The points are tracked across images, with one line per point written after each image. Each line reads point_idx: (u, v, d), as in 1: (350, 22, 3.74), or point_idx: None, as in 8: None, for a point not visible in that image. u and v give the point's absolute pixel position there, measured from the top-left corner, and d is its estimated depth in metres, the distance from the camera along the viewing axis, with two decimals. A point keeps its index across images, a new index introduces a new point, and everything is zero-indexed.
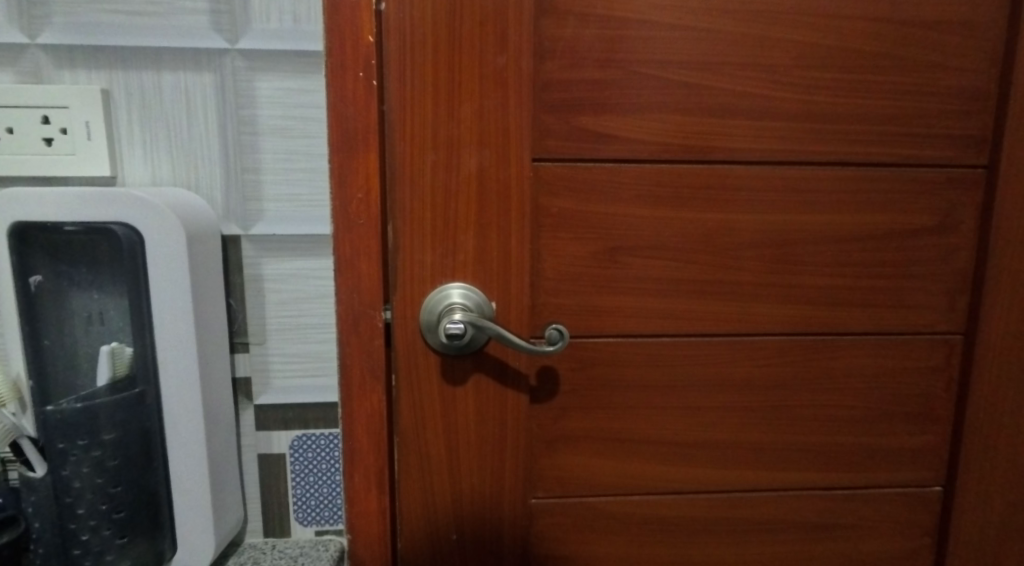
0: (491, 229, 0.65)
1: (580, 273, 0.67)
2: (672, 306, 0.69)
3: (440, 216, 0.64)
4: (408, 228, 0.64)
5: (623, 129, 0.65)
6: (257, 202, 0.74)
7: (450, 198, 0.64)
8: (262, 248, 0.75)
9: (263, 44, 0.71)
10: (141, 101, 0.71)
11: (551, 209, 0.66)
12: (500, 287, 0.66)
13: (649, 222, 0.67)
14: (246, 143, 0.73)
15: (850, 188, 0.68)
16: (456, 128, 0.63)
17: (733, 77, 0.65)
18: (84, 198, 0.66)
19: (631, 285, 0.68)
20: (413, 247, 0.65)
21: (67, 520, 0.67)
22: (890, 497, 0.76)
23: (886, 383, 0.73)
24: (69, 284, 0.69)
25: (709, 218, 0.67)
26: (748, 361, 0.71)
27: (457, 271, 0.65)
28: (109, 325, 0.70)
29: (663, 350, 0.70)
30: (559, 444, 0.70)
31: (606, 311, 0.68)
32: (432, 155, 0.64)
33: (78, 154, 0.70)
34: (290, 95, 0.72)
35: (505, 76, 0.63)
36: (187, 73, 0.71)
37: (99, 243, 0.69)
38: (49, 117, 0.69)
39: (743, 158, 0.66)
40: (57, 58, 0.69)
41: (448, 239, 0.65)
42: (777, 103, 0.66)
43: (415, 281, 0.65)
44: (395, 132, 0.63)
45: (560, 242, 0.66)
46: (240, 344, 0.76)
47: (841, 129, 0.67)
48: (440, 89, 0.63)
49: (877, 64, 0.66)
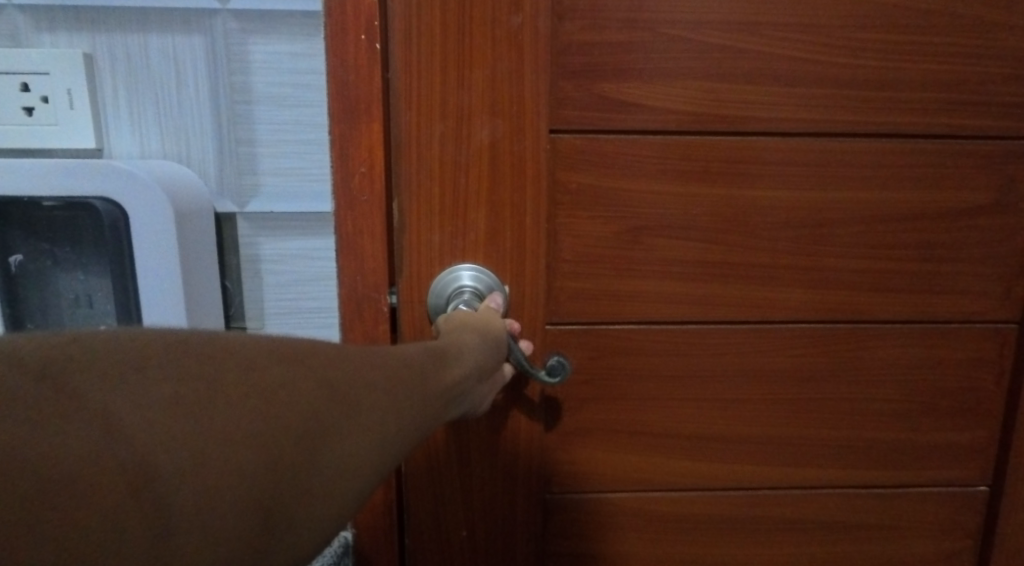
0: (505, 207, 0.60)
1: (600, 255, 0.62)
2: (702, 291, 0.63)
3: (449, 192, 0.59)
4: (415, 205, 0.59)
5: (650, 97, 0.59)
6: (252, 176, 0.69)
7: (459, 172, 0.59)
8: (260, 226, 0.71)
9: (255, 3, 0.66)
10: (127, 66, 0.66)
11: (570, 184, 0.60)
12: (514, 270, 0.61)
13: (678, 199, 0.61)
14: (240, 113, 0.68)
15: (897, 163, 0.62)
16: (467, 94, 0.58)
17: (772, 39, 0.59)
18: (61, 169, 0.61)
19: (657, 267, 0.62)
20: (419, 226, 0.60)
21: None
22: (934, 497, 0.71)
23: (934, 375, 0.67)
24: (53, 264, 0.65)
25: (743, 195, 0.62)
26: (783, 350, 0.65)
27: (467, 252, 0.60)
28: (96, 308, 0.66)
29: (690, 339, 0.64)
30: (577, 441, 0.65)
31: (629, 296, 0.63)
32: (440, 126, 0.58)
33: (61, 125, 0.65)
34: (285, 60, 0.67)
35: (521, 36, 0.57)
36: (175, 36, 0.66)
37: (80, 219, 0.63)
38: (28, 85, 0.64)
39: (782, 129, 0.61)
40: (36, 20, 0.64)
41: (457, 218, 0.60)
42: (820, 68, 0.60)
43: (422, 262, 0.60)
44: (400, 99, 0.57)
45: (581, 221, 0.61)
46: (237, 329, 0.73)
47: (890, 98, 0.61)
48: (449, 51, 0.57)
49: (933, 24, 0.60)
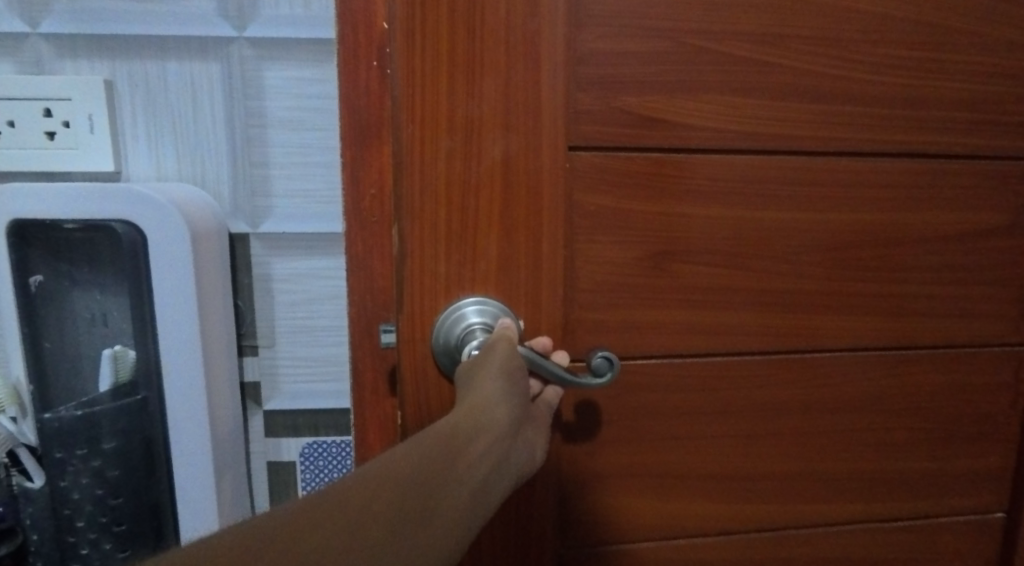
0: (518, 231, 0.59)
1: (620, 283, 0.62)
2: (722, 317, 0.64)
3: (460, 219, 0.58)
4: (422, 235, 0.58)
5: (673, 111, 0.60)
6: (266, 198, 0.71)
7: (468, 193, 0.58)
8: (270, 247, 0.73)
9: (271, 31, 0.68)
10: (146, 92, 0.68)
11: (586, 206, 0.61)
12: (528, 300, 0.60)
13: (700, 222, 0.62)
14: (254, 136, 0.70)
15: (898, 182, 0.64)
16: (479, 122, 0.57)
17: (780, 61, 0.60)
18: (84, 194, 0.63)
19: (676, 292, 0.63)
20: (425, 250, 0.59)
21: (65, 533, 0.64)
22: (954, 525, 0.73)
23: (933, 389, 0.69)
24: (70, 284, 0.66)
25: (750, 217, 0.62)
26: (805, 380, 0.66)
27: (477, 283, 0.60)
28: (112, 327, 0.67)
29: (713, 371, 0.65)
30: (593, 469, 0.65)
31: (650, 324, 0.63)
32: (447, 141, 0.57)
33: (81, 148, 0.67)
34: (302, 85, 0.69)
35: (536, 60, 0.57)
36: (192, 63, 0.68)
37: (99, 240, 0.66)
38: (51, 110, 0.66)
39: (789, 149, 0.62)
40: (59, 47, 0.66)
41: (466, 246, 0.59)
42: (826, 89, 0.61)
43: (426, 295, 0.59)
44: (403, 111, 0.56)
45: (599, 247, 0.61)
46: (248, 347, 0.75)
47: (892, 117, 0.63)
48: (460, 76, 0.56)
49: (930, 45, 0.62)
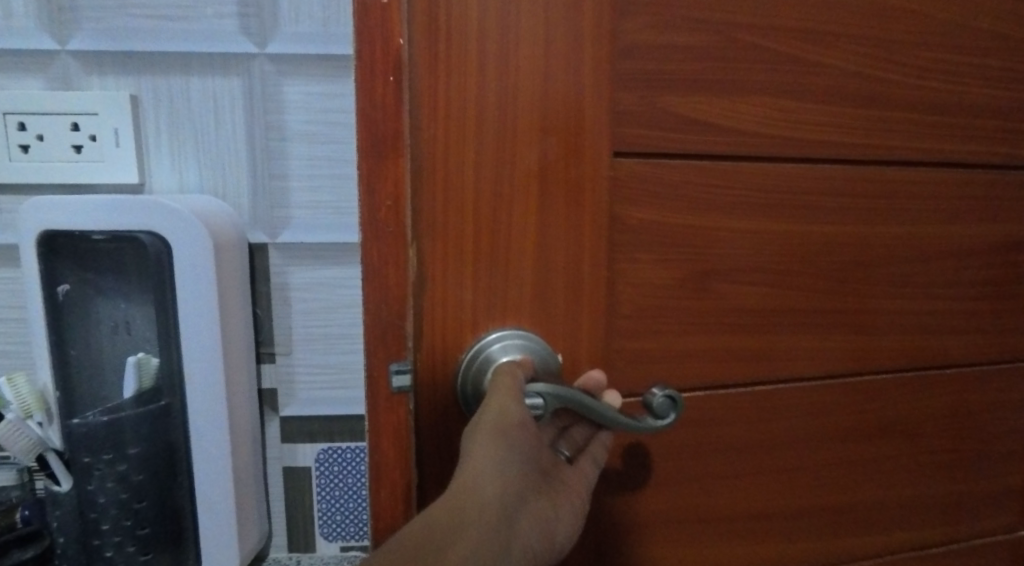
0: (555, 250, 0.52)
1: (665, 307, 0.56)
2: (771, 340, 0.59)
3: (486, 234, 0.51)
4: (445, 248, 0.50)
5: (722, 116, 0.54)
6: (284, 210, 0.74)
7: (499, 207, 0.51)
8: (289, 256, 0.75)
9: (290, 47, 0.70)
10: (169, 107, 0.70)
11: (628, 221, 0.54)
12: (565, 326, 0.53)
13: (750, 238, 0.57)
14: (274, 149, 0.72)
15: (933, 191, 0.61)
16: (512, 122, 0.50)
17: (827, 60, 0.56)
18: (111, 206, 0.65)
19: (722, 315, 0.57)
20: (448, 273, 0.51)
21: (90, 536, 0.66)
22: (994, 547, 0.70)
23: (971, 406, 0.67)
24: (95, 293, 0.68)
25: (795, 230, 0.58)
26: (853, 403, 0.62)
27: (506, 311, 0.52)
28: (135, 335, 0.69)
29: (761, 398, 0.59)
30: (637, 515, 0.57)
31: (696, 352, 0.57)
32: (475, 146, 0.50)
33: (107, 161, 0.69)
34: (320, 100, 0.72)
35: (576, 52, 0.50)
36: (214, 78, 0.70)
37: (125, 250, 0.68)
38: (78, 124, 0.69)
39: (830, 157, 0.58)
40: (86, 64, 0.68)
41: (497, 268, 0.51)
42: (869, 92, 0.58)
43: (449, 323, 0.51)
44: (422, 112, 0.48)
45: (639, 266, 0.55)
46: (266, 354, 0.77)
47: (928, 123, 0.60)
48: (491, 67, 0.49)
49: (966, 48, 0.60)
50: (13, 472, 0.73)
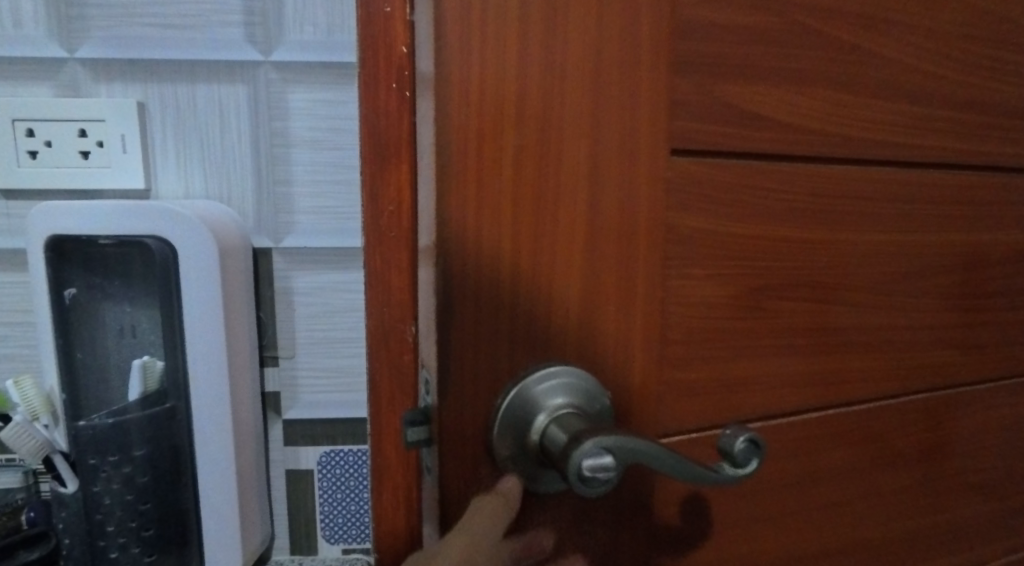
0: (605, 268, 0.42)
1: (726, 333, 0.45)
2: (842, 367, 0.49)
3: (519, 248, 0.40)
4: (462, 267, 0.40)
5: (794, 105, 0.45)
6: (288, 215, 0.75)
7: (537, 215, 0.40)
8: (293, 261, 0.76)
9: (295, 55, 0.71)
10: (175, 114, 0.71)
11: (683, 231, 0.43)
12: (614, 361, 0.43)
13: (823, 248, 0.47)
14: (279, 155, 0.73)
15: (1000, 196, 0.54)
16: (552, 114, 0.40)
17: (904, 43, 0.47)
18: (119, 211, 0.66)
19: (791, 342, 0.47)
20: (473, 299, 0.40)
21: (96, 537, 0.66)
22: None
23: None
24: (102, 296, 0.69)
25: (862, 242, 0.48)
26: (921, 428, 0.53)
27: (545, 343, 0.41)
28: (140, 338, 0.70)
29: (826, 429, 0.50)
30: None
31: (764, 387, 0.47)
32: (514, 141, 0.39)
33: (113, 167, 0.70)
34: (323, 108, 0.73)
35: (634, 29, 0.40)
36: (220, 85, 0.71)
37: (132, 256, 0.69)
38: (86, 130, 0.70)
39: (896, 159, 0.49)
40: (94, 71, 0.70)
41: (535, 290, 0.41)
42: (943, 84, 0.49)
43: (475, 359, 0.41)
44: (447, 98, 0.38)
45: (697, 285, 0.44)
46: (270, 358, 0.78)
47: (1000, 122, 0.53)
48: (530, 48, 0.39)
49: None
50: (17, 475, 0.74)
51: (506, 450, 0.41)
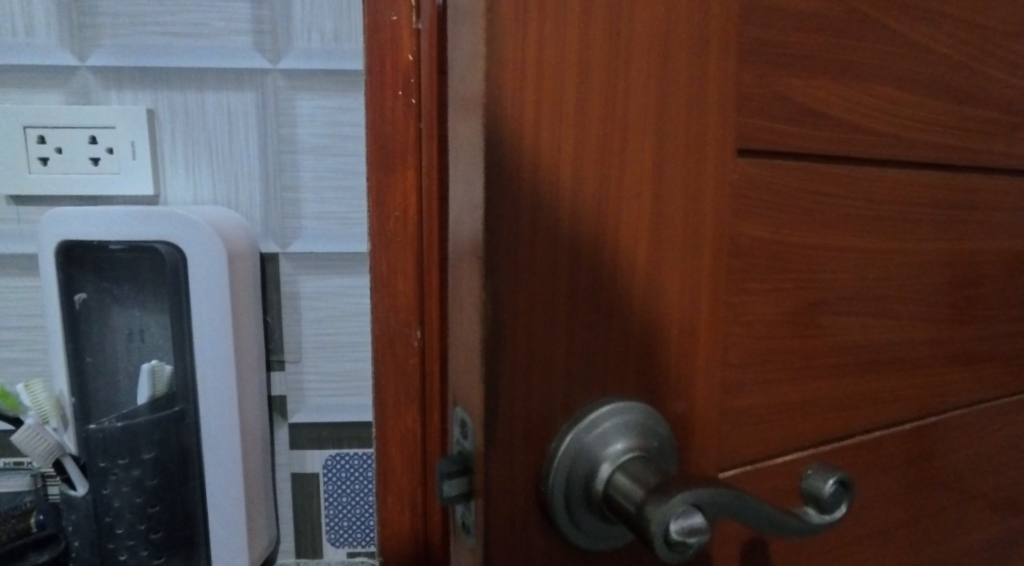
0: (668, 288, 0.38)
1: (780, 352, 0.42)
2: (886, 384, 0.47)
3: (577, 267, 0.36)
4: (510, 284, 0.35)
5: (852, 108, 0.42)
6: (295, 220, 0.75)
7: (598, 230, 0.36)
8: (300, 266, 0.77)
9: (303, 63, 0.72)
10: (184, 121, 0.72)
11: (741, 244, 0.40)
12: (670, 388, 0.39)
13: (877, 260, 0.44)
14: (286, 162, 0.74)
15: None
16: (617, 111, 0.35)
17: (956, 42, 0.44)
18: (129, 216, 0.67)
19: (841, 359, 0.44)
20: (529, 327, 0.35)
21: (106, 539, 0.67)
22: None
23: None
24: (111, 301, 0.70)
25: (909, 252, 0.46)
26: (957, 444, 0.51)
27: (603, 373, 0.37)
28: (149, 342, 0.71)
29: (869, 449, 0.47)
30: None
31: (813, 408, 0.44)
32: (576, 147, 0.35)
33: (123, 173, 0.71)
34: (330, 115, 0.73)
35: (703, 20, 0.36)
36: (228, 92, 0.72)
37: (142, 261, 0.70)
38: (96, 137, 0.71)
39: (941, 162, 0.46)
40: (105, 79, 0.71)
41: (593, 314, 0.36)
42: (988, 86, 0.47)
43: (528, 395, 0.36)
44: (506, 98, 0.33)
45: (754, 301, 0.41)
46: (277, 362, 0.79)
47: None
48: (594, 40, 0.34)
49: None
50: (25, 477, 0.75)
51: (560, 500, 0.36)
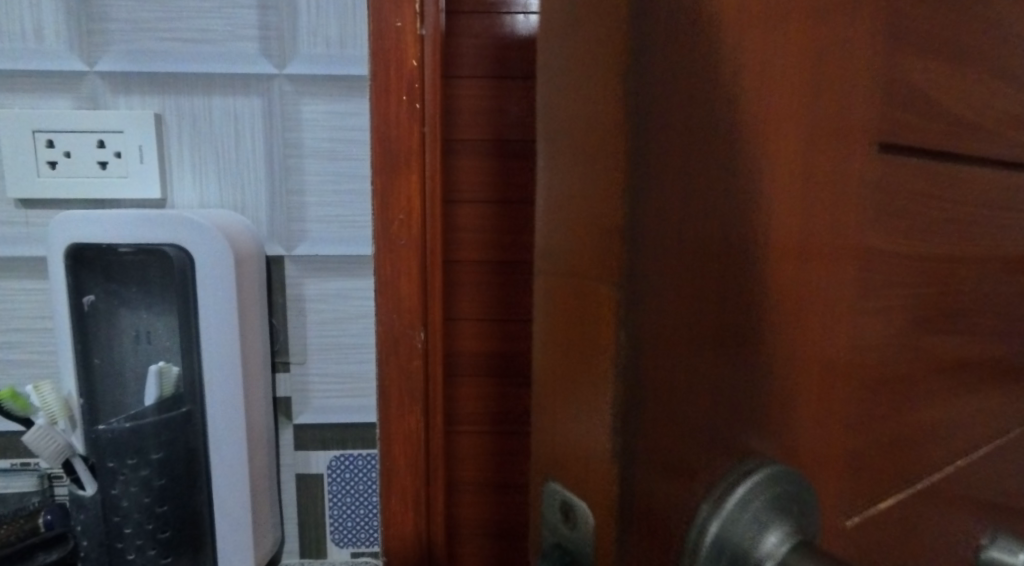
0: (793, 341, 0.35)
1: (883, 383, 0.40)
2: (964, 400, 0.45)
3: (713, 328, 0.32)
4: (646, 331, 0.30)
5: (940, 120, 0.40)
6: (300, 223, 0.76)
7: (734, 285, 0.32)
8: (305, 269, 0.77)
9: (309, 68, 0.73)
10: (192, 126, 0.73)
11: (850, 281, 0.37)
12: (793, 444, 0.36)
13: (958, 274, 0.43)
14: (292, 166, 0.75)
15: None
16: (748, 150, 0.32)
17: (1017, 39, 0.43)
18: (138, 220, 0.68)
19: (932, 380, 0.43)
20: (672, 398, 0.31)
21: (114, 539, 0.68)
22: None
23: None
24: (119, 303, 0.71)
25: (982, 262, 0.44)
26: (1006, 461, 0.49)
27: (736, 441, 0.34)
28: (156, 344, 0.71)
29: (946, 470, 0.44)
30: None
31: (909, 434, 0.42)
32: (713, 195, 0.31)
33: (130, 176, 0.72)
34: (334, 119, 0.74)
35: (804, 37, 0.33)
36: (235, 98, 0.73)
37: (149, 263, 0.70)
38: (104, 141, 0.71)
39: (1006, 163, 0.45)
40: (114, 84, 0.71)
41: (729, 377, 0.33)
42: None
43: (672, 474, 0.32)
44: (651, 151, 0.29)
45: (862, 331, 0.38)
46: (281, 363, 0.80)
47: None
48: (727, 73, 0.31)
49: None
50: (32, 478, 0.76)
51: None
